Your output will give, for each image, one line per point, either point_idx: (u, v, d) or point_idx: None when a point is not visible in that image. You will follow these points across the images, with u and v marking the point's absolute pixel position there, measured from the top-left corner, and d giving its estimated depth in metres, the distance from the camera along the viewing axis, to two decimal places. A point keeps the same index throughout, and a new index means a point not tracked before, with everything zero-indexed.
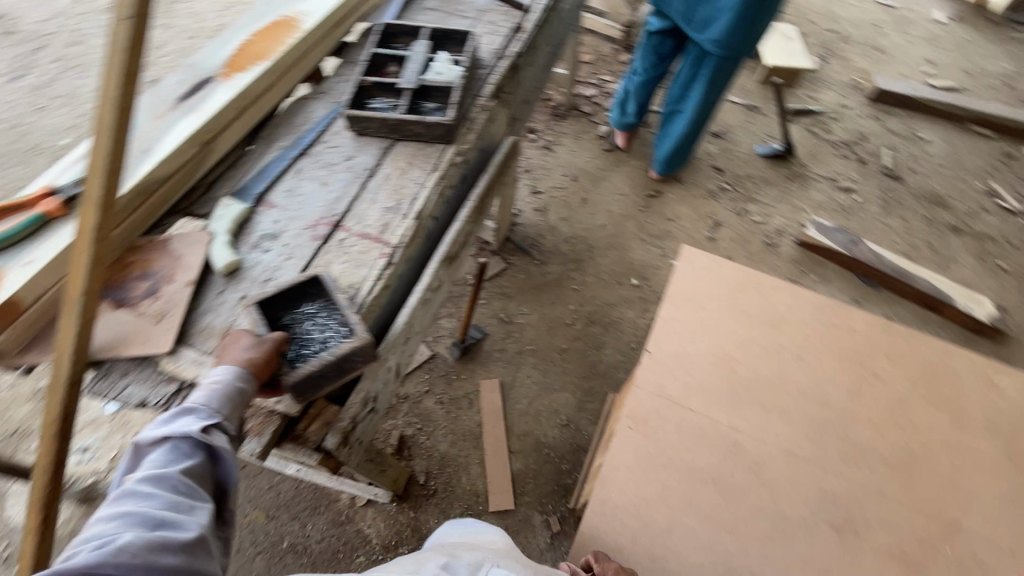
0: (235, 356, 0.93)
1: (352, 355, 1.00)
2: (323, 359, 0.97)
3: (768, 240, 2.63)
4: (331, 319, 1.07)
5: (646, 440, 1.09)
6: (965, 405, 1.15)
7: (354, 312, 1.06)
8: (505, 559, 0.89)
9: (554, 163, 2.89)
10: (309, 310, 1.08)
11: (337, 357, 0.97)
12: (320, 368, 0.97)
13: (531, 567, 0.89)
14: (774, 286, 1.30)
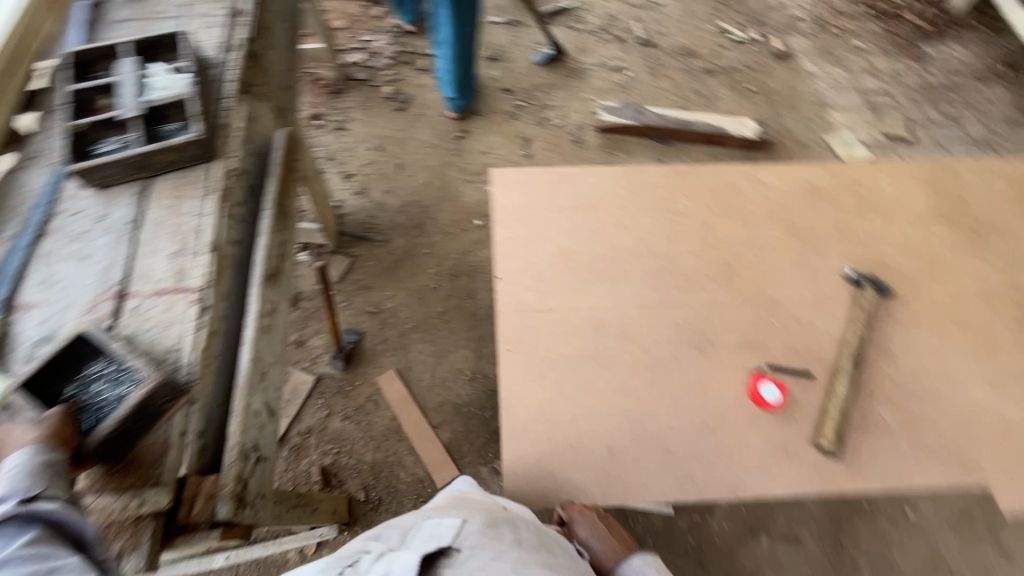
0: (18, 441, 0.83)
1: (150, 401, 0.92)
2: (120, 414, 0.89)
3: (574, 138, 2.83)
4: (123, 370, 0.97)
5: (527, 354, 1.16)
6: (749, 207, 1.37)
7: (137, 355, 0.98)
8: (437, 508, 0.99)
9: (354, 141, 2.75)
10: (97, 369, 0.97)
11: (132, 408, 0.90)
12: (124, 423, 0.90)
13: (465, 503, 0.99)
14: (579, 174, 1.41)
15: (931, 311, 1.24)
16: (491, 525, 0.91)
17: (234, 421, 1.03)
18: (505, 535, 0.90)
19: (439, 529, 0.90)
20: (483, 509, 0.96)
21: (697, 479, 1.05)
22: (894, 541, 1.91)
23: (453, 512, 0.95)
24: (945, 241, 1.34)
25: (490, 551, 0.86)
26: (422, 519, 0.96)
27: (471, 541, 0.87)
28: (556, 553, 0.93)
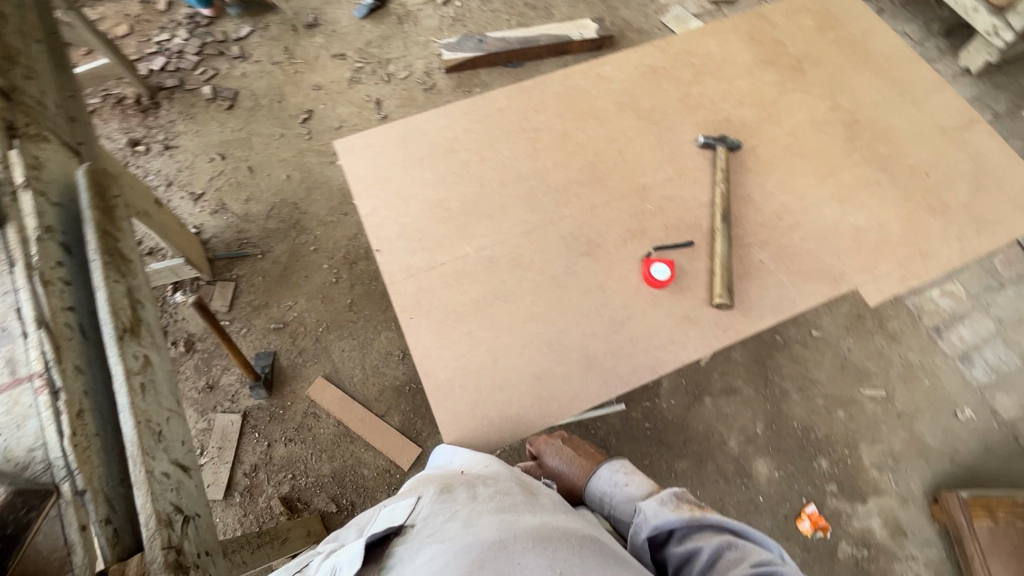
0: None
1: (6, 517, 0.83)
2: None
3: (426, 86, 2.70)
4: None
5: (431, 315, 1.13)
6: (598, 106, 1.39)
7: None
8: (396, 495, 1.03)
9: (190, 157, 2.46)
10: None
11: None
12: None
13: (421, 480, 1.02)
14: (428, 120, 1.35)
15: (778, 152, 1.34)
16: (444, 494, 0.94)
17: (140, 494, 0.92)
18: (459, 498, 0.93)
19: (395, 513, 0.94)
20: (438, 479, 0.99)
21: (621, 373, 1.10)
22: (809, 359, 2.16)
23: (411, 494, 0.99)
24: (774, 84, 1.44)
25: (444, 517, 0.89)
26: (380, 510, 0.99)
27: (425, 513, 0.90)
28: (513, 495, 0.96)
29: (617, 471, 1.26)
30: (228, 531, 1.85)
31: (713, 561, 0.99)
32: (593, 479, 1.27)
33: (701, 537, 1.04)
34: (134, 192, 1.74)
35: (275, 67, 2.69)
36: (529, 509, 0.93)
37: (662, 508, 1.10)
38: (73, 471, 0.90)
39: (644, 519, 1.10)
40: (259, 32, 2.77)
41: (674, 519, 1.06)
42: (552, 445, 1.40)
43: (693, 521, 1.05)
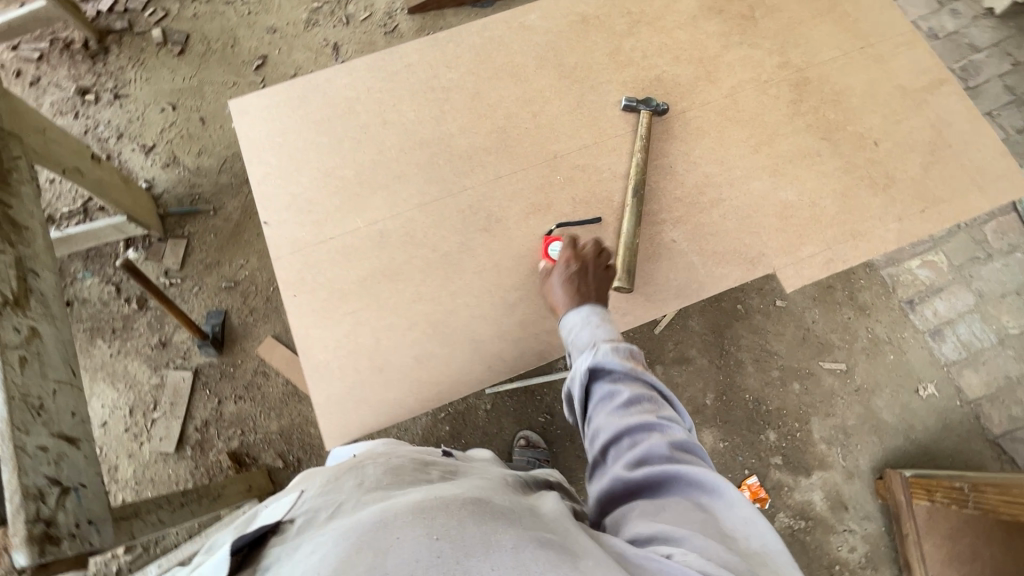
0: None
1: None
2: None
3: (387, 29, 2.53)
4: None
5: (314, 292, 1.08)
6: (517, 61, 1.26)
7: None
8: (281, 492, 0.95)
9: (141, 107, 2.38)
10: None
11: None
12: None
13: (309, 476, 0.95)
14: (329, 78, 1.24)
15: (709, 117, 1.21)
16: (330, 481, 0.85)
17: (6, 470, 0.92)
18: (344, 483, 0.84)
19: (276, 509, 0.86)
20: (328, 471, 0.91)
21: (507, 357, 1.06)
22: (769, 330, 2.08)
23: (297, 487, 0.91)
24: (717, 36, 1.28)
25: (324, 504, 0.79)
26: (261, 510, 0.93)
27: (306, 502, 0.81)
28: (405, 475, 0.87)
29: (591, 315, 1.00)
30: (180, 482, 1.92)
31: (628, 407, 0.90)
32: (564, 318, 1.02)
33: (631, 386, 0.92)
34: (61, 148, 1.70)
35: (229, 8, 2.53)
36: (420, 485, 0.84)
37: (611, 349, 0.95)
38: None
39: (596, 355, 0.94)
40: None
41: (615, 361, 0.93)
42: (561, 267, 1.05)
43: (632, 371, 0.93)
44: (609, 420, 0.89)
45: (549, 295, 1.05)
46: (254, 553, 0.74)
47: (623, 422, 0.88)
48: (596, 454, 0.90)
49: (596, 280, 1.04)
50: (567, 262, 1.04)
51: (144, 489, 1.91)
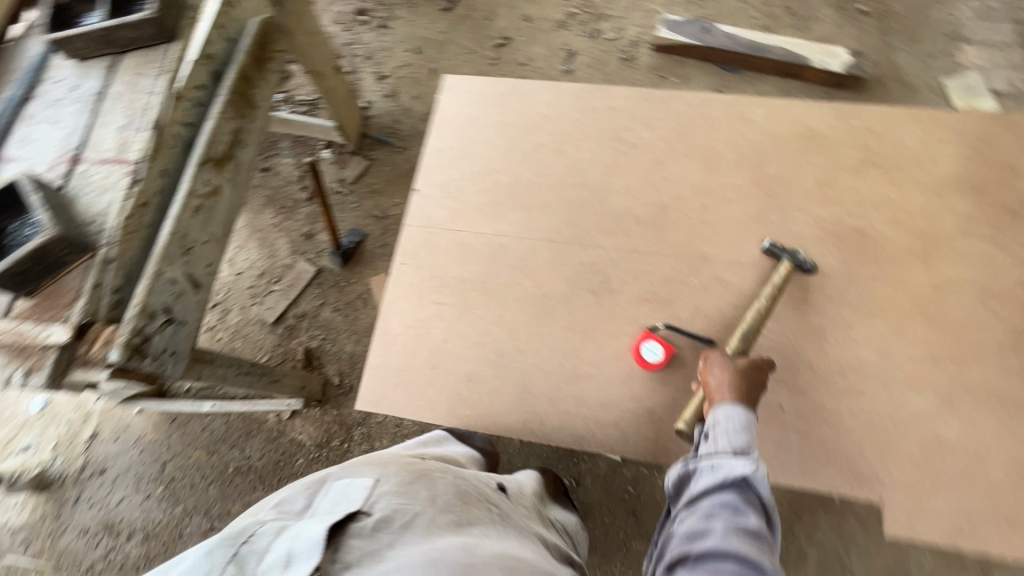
0: None
1: (51, 248, 1.07)
2: (19, 253, 1.04)
3: (625, 56, 2.55)
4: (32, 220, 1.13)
5: (420, 269, 1.15)
6: (716, 147, 1.19)
7: (42, 207, 1.10)
8: (347, 470, 0.97)
9: (394, 41, 2.70)
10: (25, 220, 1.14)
11: (33, 250, 1.05)
12: (19, 263, 1.05)
13: (375, 463, 0.99)
14: (534, 89, 1.28)
15: (891, 300, 1.04)
16: (405, 484, 0.90)
17: (141, 284, 1.13)
18: (417, 491, 0.90)
19: (349, 491, 0.88)
20: (397, 468, 0.96)
21: (546, 421, 1.03)
22: (857, 544, 1.73)
23: (364, 472, 0.94)
24: (958, 218, 1.07)
25: (402, 512, 0.84)
26: (330, 481, 0.93)
27: (384, 501, 0.85)
28: (473, 506, 0.94)
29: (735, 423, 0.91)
30: (262, 351, 2.19)
31: (752, 536, 0.84)
32: (720, 412, 0.92)
33: (759, 515, 0.87)
34: (317, 53, 2.00)
35: None
36: (483, 526, 0.91)
37: (760, 470, 0.88)
38: (112, 242, 1.12)
39: (754, 470, 0.87)
40: None
41: (762, 485, 0.87)
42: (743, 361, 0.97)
43: (768, 503, 0.88)
44: (727, 536, 0.83)
45: (712, 375, 0.96)
46: (335, 534, 0.77)
47: (745, 548, 0.82)
48: (686, 555, 0.85)
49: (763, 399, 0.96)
50: (751, 363, 0.96)
51: (237, 340, 2.21)
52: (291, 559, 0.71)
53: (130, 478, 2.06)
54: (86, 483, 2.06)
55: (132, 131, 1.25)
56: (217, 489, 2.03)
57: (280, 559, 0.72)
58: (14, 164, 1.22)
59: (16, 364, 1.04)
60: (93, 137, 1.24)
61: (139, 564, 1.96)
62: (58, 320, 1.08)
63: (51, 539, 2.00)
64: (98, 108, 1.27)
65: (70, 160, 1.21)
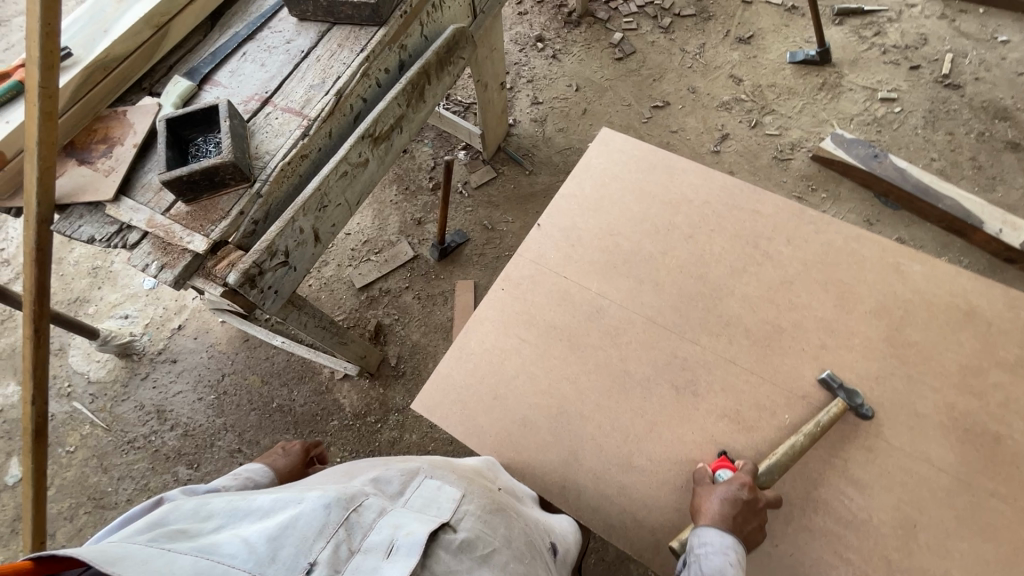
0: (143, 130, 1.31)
1: (220, 171, 1.18)
2: (193, 167, 1.15)
3: (779, 155, 2.47)
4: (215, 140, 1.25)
5: (515, 300, 1.16)
6: (857, 288, 1.11)
7: (227, 134, 1.21)
8: (437, 468, 1.01)
9: (559, 73, 2.81)
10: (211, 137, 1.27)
11: (205, 168, 1.16)
12: (190, 175, 1.15)
13: (466, 471, 1.00)
14: (684, 169, 1.28)
15: (1003, 528, 0.91)
16: (489, 510, 0.92)
17: (275, 226, 1.24)
18: (498, 526, 0.90)
19: (438, 497, 0.92)
20: (482, 486, 0.96)
21: (582, 496, 1.00)
22: None
23: (453, 481, 0.97)
24: None
25: (483, 541, 0.86)
26: (421, 476, 0.98)
27: (469, 521, 0.89)
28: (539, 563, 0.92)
29: (724, 551, 0.85)
30: (340, 309, 2.31)
31: None
32: (704, 534, 0.87)
33: None
34: (490, 67, 2.13)
35: (680, 54, 2.80)
36: None
37: None
38: (266, 181, 1.24)
39: None
40: (696, 20, 2.90)
41: None
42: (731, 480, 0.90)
43: None
44: None
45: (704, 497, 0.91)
46: (427, 542, 0.82)
47: None
48: None
49: (755, 521, 0.89)
50: (739, 483, 0.89)
51: (323, 291, 2.36)
52: (392, 549, 0.79)
53: (192, 376, 2.25)
54: (157, 366, 2.28)
55: (319, 91, 1.37)
56: (257, 417, 2.16)
57: (383, 542, 0.80)
58: (219, 90, 1.40)
59: (156, 256, 1.17)
60: (287, 86, 1.38)
61: (170, 455, 2.12)
62: (202, 232, 1.19)
63: (113, 402, 2.22)
64: (299, 64, 1.42)
65: (261, 100, 1.36)
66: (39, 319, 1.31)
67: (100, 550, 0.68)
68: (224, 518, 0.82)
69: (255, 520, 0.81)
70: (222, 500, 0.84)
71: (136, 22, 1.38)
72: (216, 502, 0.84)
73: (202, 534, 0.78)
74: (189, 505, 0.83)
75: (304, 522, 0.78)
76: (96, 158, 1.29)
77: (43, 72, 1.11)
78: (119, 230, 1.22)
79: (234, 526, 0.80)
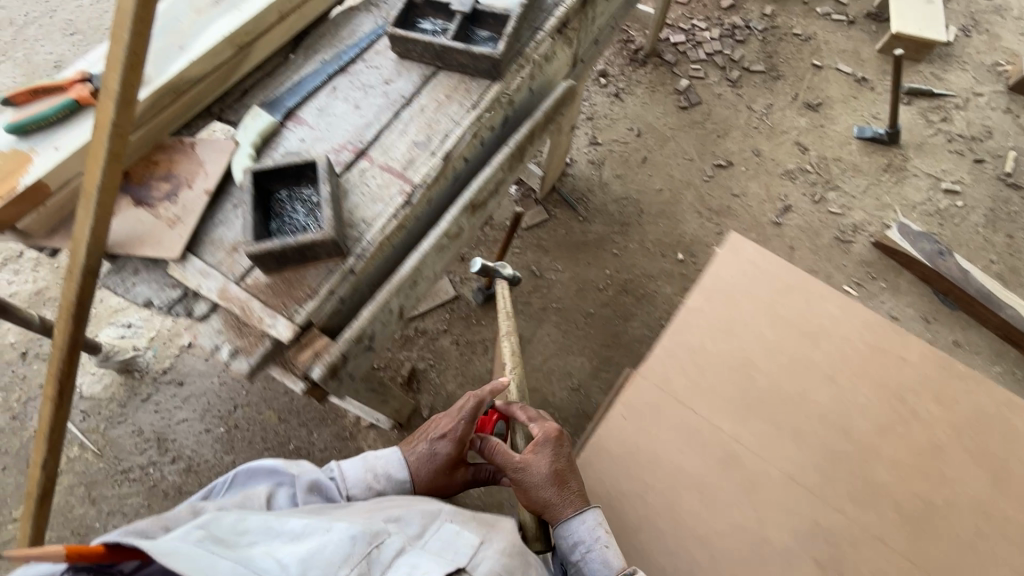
0: (216, 174, 1.12)
1: (316, 246, 1.01)
2: (287, 241, 0.98)
3: (841, 236, 2.40)
4: (312, 205, 1.10)
5: (638, 433, 1.03)
6: (1011, 466, 1.02)
7: (328, 203, 1.04)
8: (456, 510, 0.97)
9: (621, 114, 2.68)
10: (305, 196, 1.11)
11: (301, 244, 0.99)
12: (282, 248, 0.98)
13: (482, 518, 0.98)
14: (824, 294, 1.17)
15: None
16: (504, 554, 0.90)
17: (368, 311, 1.07)
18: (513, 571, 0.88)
19: (455, 543, 0.88)
20: (501, 533, 0.94)
21: None
22: None
23: (470, 527, 0.93)
24: None
25: None
26: (439, 515, 0.94)
27: (485, 566, 0.86)
28: None
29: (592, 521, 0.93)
30: None
31: None
32: (566, 522, 0.94)
33: None
34: (570, 111, 1.98)
35: (746, 111, 2.70)
36: None
37: None
38: (362, 256, 1.07)
39: None
40: (765, 77, 2.80)
41: None
42: (540, 453, 1.00)
43: None
44: None
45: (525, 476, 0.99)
46: None
47: None
48: None
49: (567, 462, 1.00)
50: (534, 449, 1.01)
51: None
52: None
53: (200, 403, 2.04)
54: (160, 387, 2.06)
55: (423, 150, 1.20)
56: (271, 458, 1.97)
57: None
58: (305, 131, 1.21)
59: (229, 339, 0.99)
60: (385, 138, 1.21)
61: (169, 492, 1.90)
62: (285, 313, 1.01)
63: (107, 424, 1.99)
64: (400, 113, 1.25)
65: (355, 152, 1.19)
66: (64, 379, 1.11)
67: (157, 543, 0.68)
68: (258, 534, 0.78)
69: (286, 541, 0.77)
70: (260, 517, 0.79)
71: (218, 41, 1.19)
72: (252, 518, 0.79)
73: (239, 547, 0.74)
74: (229, 519, 0.78)
75: (331, 550, 0.76)
76: (158, 200, 1.10)
77: (119, 108, 0.92)
78: (183, 295, 1.03)
79: (267, 543, 0.76)
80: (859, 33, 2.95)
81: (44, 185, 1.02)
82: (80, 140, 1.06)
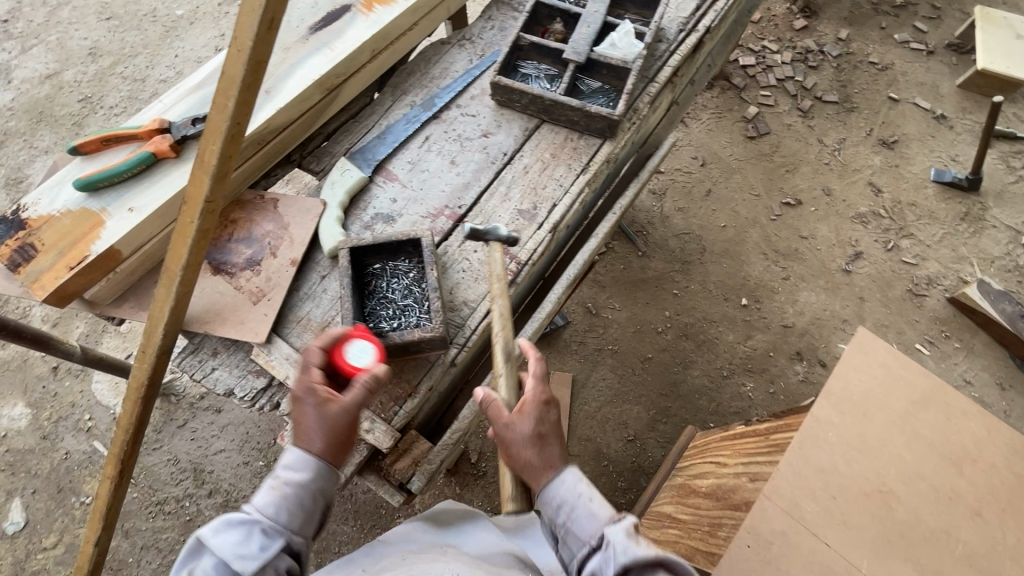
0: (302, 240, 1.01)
1: (422, 342, 0.89)
2: (393, 338, 0.87)
3: (914, 288, 2.27)
4: (411, 285, 0.99)
5: (764, 567, 0.94)
6: None
7: (436, 291, 0.92)
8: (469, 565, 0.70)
9: (685, 141, 2.54)
10: (400, 271, 1.00)
11: (408, 341, 0.88)
12: (388, 345, 0.87)
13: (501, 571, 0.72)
14: (968, 411, 1.04)
15: None
16: None
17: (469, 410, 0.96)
18: None
19: None
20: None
21: None
22: None
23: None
24: None
25: None
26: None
27: None
28: None
29: (576, 483, 0.83)
30: None
31: None
32: (552, 483, 0.83)
33: None
34: None
35: (817, 145, 2.55)
36: None
37: None
38: (465, 347, 0.95)
39: None
40: (838, 108, 2.65)
41: None
42: (527, 413, 0.87)
43: None
44: None
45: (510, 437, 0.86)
46: None
47: None
48: None
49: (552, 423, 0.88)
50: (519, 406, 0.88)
51: None
52: None
53: (238, 433, 1.95)
54: (198, 414, 1.97)
55: (529, 221, 1.07)
56: None
57: None
58: (396, 189, 1.08)
59: None
60: (486, 204, 1.08)
61: None
62: (382, 415, 0.90)
63: (142, 450, 1.90)
64: (501, 172, 1.12)
65: (453, 218, 1.06)
66: (124, 459, 1.00)
67: None
68: None
69: None
70: None
71: (309, 85, 1.07)
72: None
73: None
74: None
75: None
76: (238, 267, 0.98)
77: (213, 182, 0.80)
78: (267, 385, 0.92)
79: None
80: (939, 65, 2.78)
81: (116, 252, 0.90)
82: (156, 199, 0.94)
